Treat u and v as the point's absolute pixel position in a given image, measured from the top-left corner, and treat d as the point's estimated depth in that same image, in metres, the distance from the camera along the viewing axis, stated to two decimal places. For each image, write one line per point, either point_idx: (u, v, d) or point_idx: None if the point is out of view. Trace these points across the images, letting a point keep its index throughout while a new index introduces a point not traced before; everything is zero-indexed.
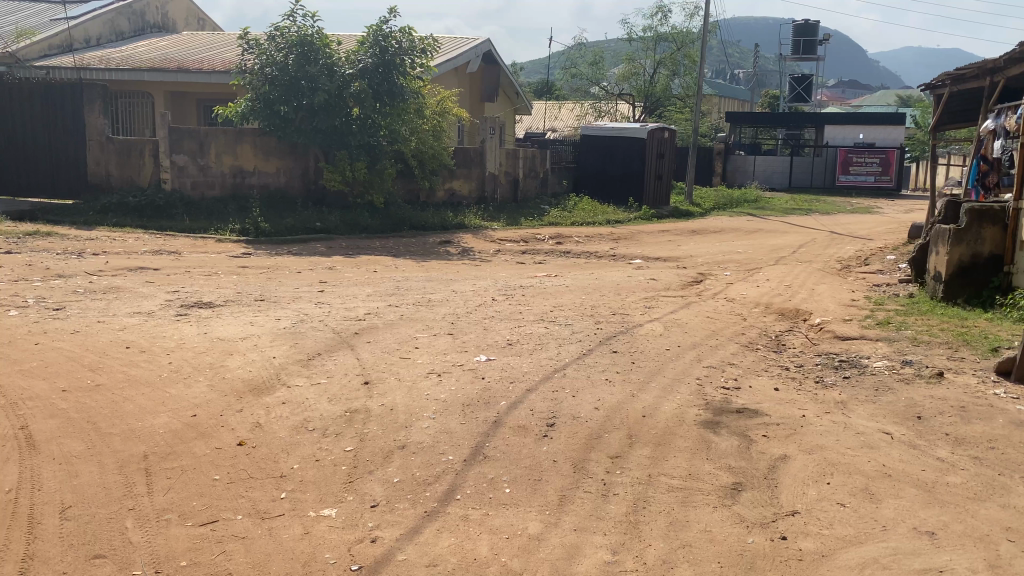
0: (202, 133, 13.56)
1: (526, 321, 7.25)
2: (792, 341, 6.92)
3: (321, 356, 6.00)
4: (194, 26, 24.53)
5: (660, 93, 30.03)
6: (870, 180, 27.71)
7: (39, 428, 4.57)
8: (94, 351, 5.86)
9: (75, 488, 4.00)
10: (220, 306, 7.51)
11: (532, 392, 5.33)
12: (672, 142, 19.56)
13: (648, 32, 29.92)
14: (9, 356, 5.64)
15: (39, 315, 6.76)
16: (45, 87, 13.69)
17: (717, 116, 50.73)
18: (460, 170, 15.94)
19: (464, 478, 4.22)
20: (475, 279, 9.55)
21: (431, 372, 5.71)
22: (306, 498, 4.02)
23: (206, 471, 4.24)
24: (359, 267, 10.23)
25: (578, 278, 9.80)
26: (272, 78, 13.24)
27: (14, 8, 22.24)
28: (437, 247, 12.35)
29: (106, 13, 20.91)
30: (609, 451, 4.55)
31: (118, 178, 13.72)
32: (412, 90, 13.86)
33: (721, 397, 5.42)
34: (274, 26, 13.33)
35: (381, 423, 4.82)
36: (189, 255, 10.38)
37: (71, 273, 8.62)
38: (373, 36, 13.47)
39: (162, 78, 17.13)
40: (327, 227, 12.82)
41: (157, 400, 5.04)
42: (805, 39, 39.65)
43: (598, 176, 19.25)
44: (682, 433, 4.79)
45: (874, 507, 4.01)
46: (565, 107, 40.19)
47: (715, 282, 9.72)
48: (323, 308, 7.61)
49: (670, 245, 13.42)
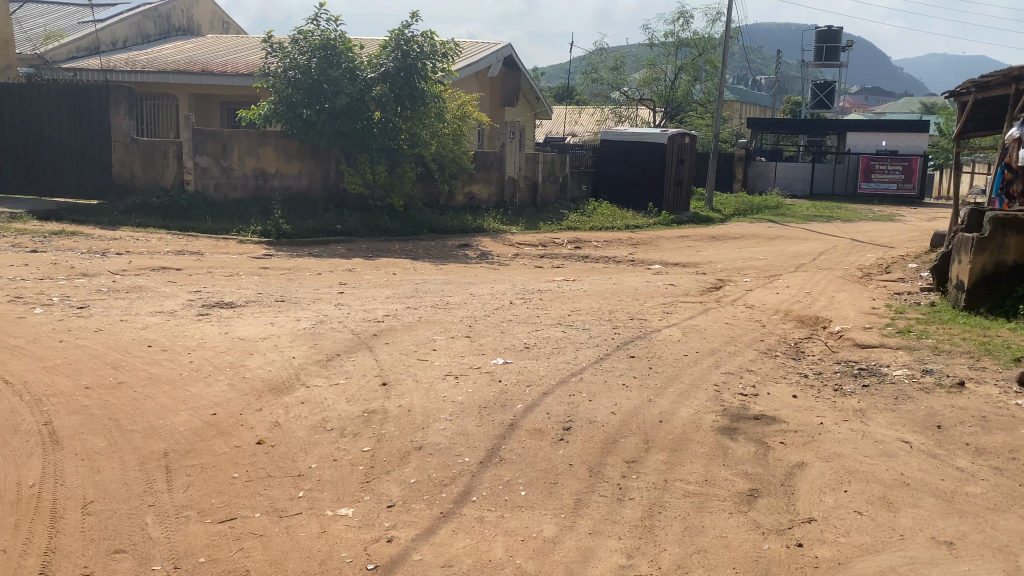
0: (225, 135, 13.70)
1: (543, 324, 7.27)
2: (811, 348, 6.89)
3: (341, 357, 6.05)
4: (219, 29, 24.80)
5: (681, 99, 29.99)
6: (893, 188, 27.40)
7: (63, 424, 4.64)
8: (117, 349, 5.94)
9: (97, 484, 4.05)
10: (241, 306, 7.58)
11: (548, 395, 5.34)
12: (693, 148, 19.50)
13: (670, 38, 29.88)
14: (34, 352, 5.73)
15: (64, 313, 6.86)
16: (72, 89, 13.90)
17: (738, 122, 50.55)
18: (480, 174, 15.97)
19: (480, 480, 4.24)
20: (494, 282, 9.58)
21: (448, 374, 5.73)
22: (323, 497, 4.06)
23: (226, 469, 4.28)
24: (379, 270, 10.29)
25: (596, 282, 9.81)
26: (294, 81, 13.34)
27: (43, 11, 22.60)
28: (456, 250, 12.38)
29: (132, 16, 21.20)
30: (625, 456, 4.55)
31: (143, 178, 13.89)
32: (433, 94, 13.91)
33: (739, 403, 5.40)
34: (298, 30, 13.48)
35: (399, 424, 4.85)
36: (211, 256, 10.49)
37: (94, 272, 8.74)
38: (395, 40, 13.52)
39: (186, 80, 17.34)
40: (347, 229, 12.91)
41: (178, 398, 5.10)
42: (828, 46, 39.41)
43: (618, 181, 19.27)
44: (699, 439, 4.78)
45: (892, 515, 3.98)
46: (586, 112, 40.45)
47: (734, 288, 9.69)
48: (342, 309, 7.67)
49: (690, 251, 13.38)
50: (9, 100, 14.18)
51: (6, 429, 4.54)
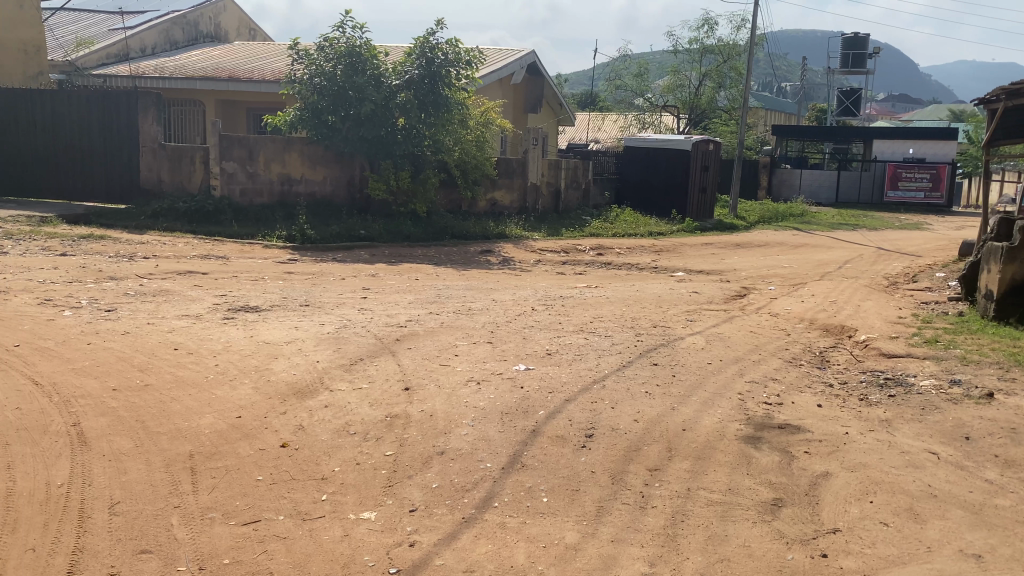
0: (252, 141, 13.82)
1: (566, 331, 7.26)
2: (836, 357, 6.83)
3: (364, 361, 6.09)
4: (246, 36, 25.09)
5: (705, 106, 29.89)
6: (920, 196, 27.09)
7: (90, 426, 4.70)
8: (144, 352, 6.01)
9: (124, 485, 4.10)
10: (266, 311, 7.65)
11: (571, 402, 5.33)
12: (717, 155, 19.39)
13: (695, 44, 29.81)
14: (63, 354, 5.83)
15: (92, 316, 6.96)
16: (102, 95, 14.10)
17: (763, 128, 50.29)
18: (502, 180, 16.01)
19: (502, 486, 4.24)
20: (516, 289, 9.58)
21: (471, 380, 5.74)
22: (346, 500, 4.08)
23: (250, 471, 4.32)
24: (402, 275, 10.34)
25: (619, 289, 9.79)
26: (321, 88, 13.47)
27: (74, 18, 22.98)
28: (478, 257, 12.40)
29: (161, 23, 21.49)
30: (648, 464, 4.53)
31: (169, 183, 14.04)
32: (457, 100, 13.96)
33: (763, 412, 5.37)
34: (324, 37, 13.59)
35: (421, 429, 4.87)
36: (236, 261, 10.59)
37: (122, 276, 8.86)
38: (420, 47, 13.62)
39: (213, 86, 17.54)
40: (371, 235, 12.98)
41: (204, 401, 5.15)
42: (855, 52, 39.06)
43: (641, 188, 19.24)
44: (722, 448, 4.75)
45: (918, 527, 3.94)
46: (609, 119, 40.58)
47: (759, 296, 9.63)
48: (365, 314, 7.71)
49: (714, 258, 13.31)
50: (40, 106, 14.41)
51: (36, 429, 4.61)
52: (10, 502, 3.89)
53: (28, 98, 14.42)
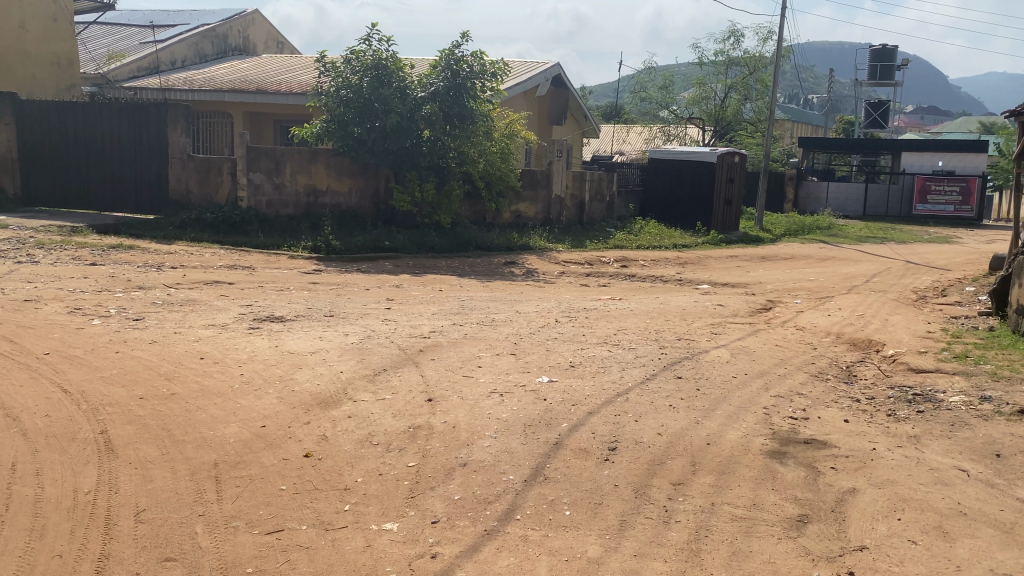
0: (278, 153, 13.96)
1: (589, 343, 7.25)
2: (863, 372, 6.74)
3: (387, 372, 6.10)
4: (274, 49, 25.49)
5: (731, 118, 29.82)
6: (950, 210, 26.74)
7: (117, 433, 4.75)
8: (171, 361, 6.07)
9: (150, 492, 4.14)
10: (291, 321, 7.70)
11: (594, 415, 5.31)
12: (743, 167, 19.20)
13: (720, 56, 29.86)
14: (91, 362, 5.90)
15: (121, 325, 7.05)
16: (132, 106, 14.31)
17: (789, 140, 49.99)
18: (526, 192, 16.04)
19: (524, 499, 4.22)
20: (540, 300, 9.60)
21: (493, 392, 5.72)
22: (369, 511, 4.08)
23: (274, 480, 4.35)
24: (426, 286, 10.41)
25: (643, 301, 9.77)
26: (346, 100, 13.58)
27: (107, 32, 23.45)
28: (502, 268, 12.41)
29: (191, 37, 21.81)
30: (672, 477, 4.50)
31: (198, 194, 14.22)
32: (481, 113, 14.00)
33: (788, 427, 5.30)
34: (351, 50, 13.71)
35: (443, 440, 4.87)
36: (263, 271, 10.68)
37: (151, 285, 8.98)
38: (446, 60, 13.69)
39: (241, 98, 17.77)
40: (395, 245, 13.04)
41: (229, 410, 5.19)
42: (882, 64, 38.58)
43: (666, 200, 19.24)
44: (747, 462, 4.71)
45: (948, 546, 3.87)
46: (634, 131, 40.78)
47: (785, 309, 9.57)
48: (390, 325, 7.75)
49: (739, 271, 13.25)
50: (73, 118, 14.62)
51: (64, 436, 4.67)
52: (38, 508, 3.93)
53: (59, 110, 14.66)
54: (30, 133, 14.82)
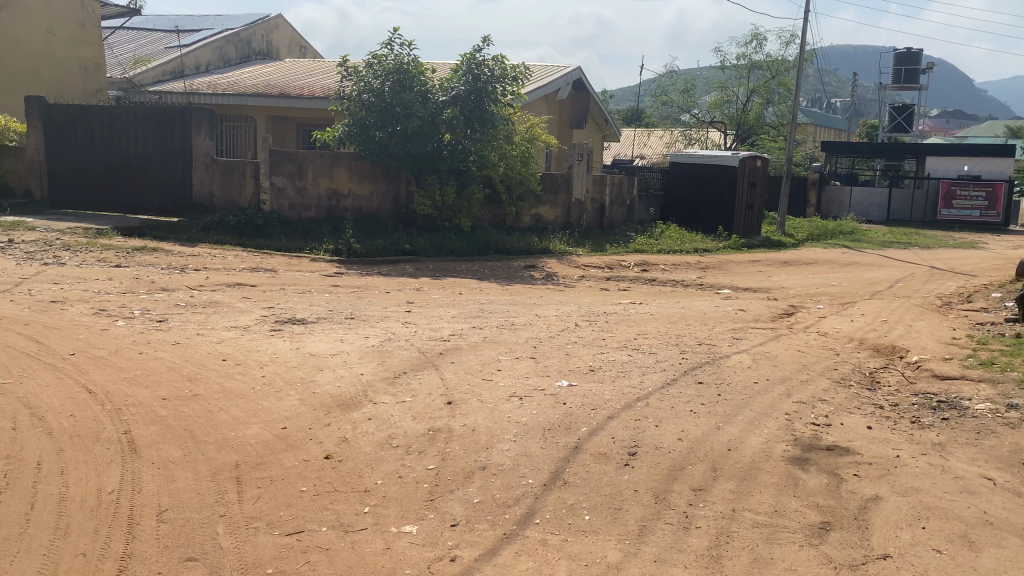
0: (301, 157, 14.09)
1: (609, 347, 7.23)
2: (887, 378, 6.67)
3: (407, 375, 6.12)
4: (296, 53, 25.69)
5: (753, 122, 29.71)
6: (975, 216, 26.33)
7: (140, 434, 4.80)
8: (193, 362, 6.12)
9: (172, 493, 4.17)
10: (312, 323, 7.74)
11: (613, 419, 5.29)
12: (765, 170, 19.02)
13: (743, 60, 29.73)
14: (115, 363, 5.97)
15: (144, 326, 7.12)
16: (157, 110, 14.47)
17: (812, 144, 49.58)
18: (547, 196, 16.01)
19: (543, 502, 4.22)
20: (560, 304, 9.60)
21: (513, 395, 5.73)
22: (388, 514, 4.09)
23: (295, 482, 4.36)
24: (446, 289, 10.42)
25: (664, 305, 9.75)
26: (368, 104, 13.65)
27: (133, 37, 23.70)
28: (522, 272, 12.41)
29: (216, 41, 21.95)
30: (692, 483, 4.47)
31: (221, 198, 14.34)
32: (502, 117, 14.00)
33: (810, 433, 5.26)
34: (373, 55, 13.78)
35: (463, 443, 4.87)
36: (285, 273, 10.76)
37: (174, 288, 9.05)
38: (467, 64, 13.71)
39: (265, 102, 17.91)
40: (416, 248, 13.07)
41: (250, 412, 5.23)
42: (907, 68, 38.17)
43: (687, 204, 19.18)
44: (768, 468, 4.67)
45: (973, 555, 3.81)
46: (655, 134, 40.74)
47: (808, 314, 9.50)
48: (410, 328, 7.76)
49: (761, 276, 13.15)
50: (98, 121, 14.80)
51: (89, 436, 4.72)
52: (63, 507, 3.98)
53: (86, 114, 14.84)
54: (57, 136, 15.03)
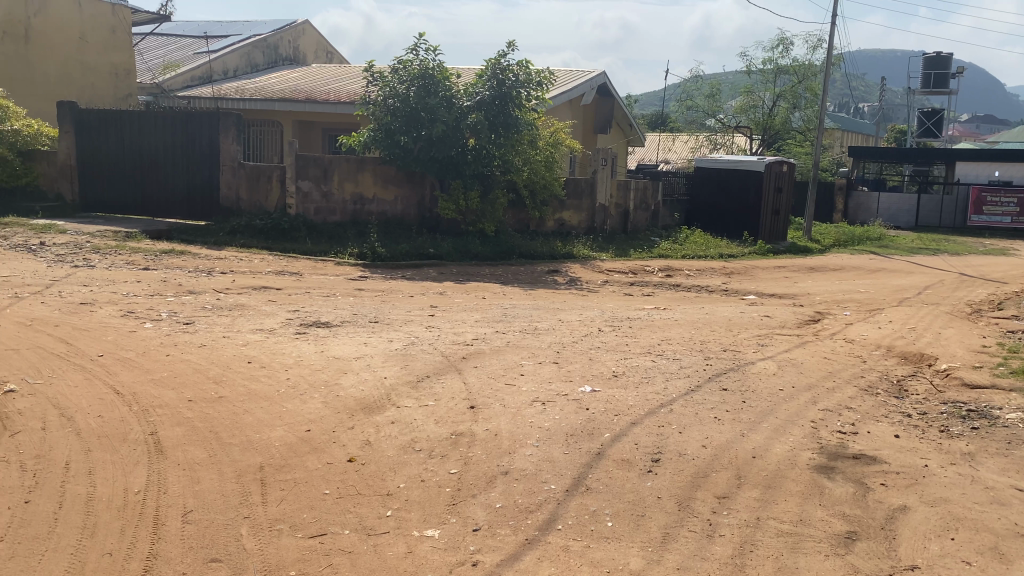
0: (326, 161, 14.18)
1: (632, 353, 7.20)
2: (915, 386, 6.58)
3: (430, 378, 6.14)
4: (323, 59, 25.90)
5: (779, 127, 29.51)
6: (1006, 222, 25.84)
7: (166, 435, 4.85)
8: (219, 364, 6.18)
9: (197, 494, 4.21)
10: (337, 327, 7.78)
11: (637, 425, 5.26)
12: (791, 176, 18.87)
13: (769, 64, 29.55)
14: (143, 365, 6.04)
15: (171, 328, 7.19)
16: (185, 115, 14.65)
17: (839, 148, 49.14)
18: (570, 201, 15.98)
19: (566, 508, 4.20)
20: (583, 309, 9.58)
21: (536, 400, 5.72)
22: (410, 517, 4.10)
23: (318, 485, 4.39)
24: (469, 293, 10.44)
25: (689, 311, 9.70)
26: (393, 109, 13.73)
27: (162, 43, 24.04)
28: (545, 276, 12.40)
29: (243, 47, 22.19)
30: (716, 491, 4.43)
31: (247, 202, 14.47)
32: (527, 121, 14.01)
33: (837, 441, 5.19)
34: (398, 60, 13.86)
35: (486, 448, 4.87)
36: (310, 277, 10.84)
37: (201, 290, 9.15)
38: (492, 69, 13.74)
39: (291, 107, 18.08)
40: (440, 253, 13.11)
41: (275, 414, 5.26)
42: (936, 72, 37.70)
43: (711, 209, 19.08)
44: (793, 476, 4.62)
45: (1003, 568, 3.74)
46: (680, 139, 40.57)
47: (834, 321, 9.40)
48: (433, 332, 7.78)
49: (786, 282, 13.05)
50: (128, 126, 15.01)
51: (116, 437, 4.78)
52: (90, 507, 4.03)
53: (116, 119, 15.06)
54: (88, 141, 15.27)
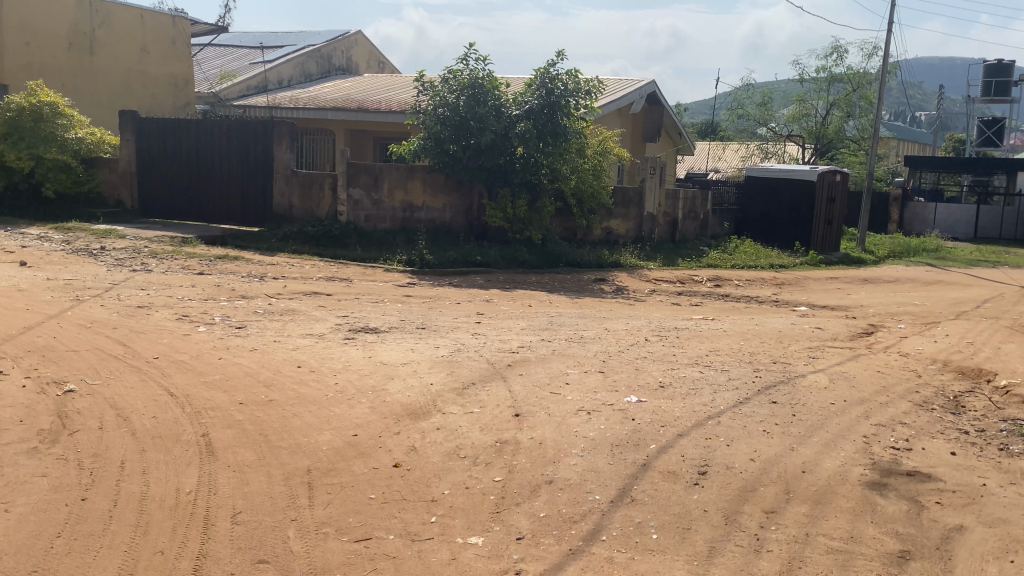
0: (376, 169, 14.35)
1: (680, 363, 7.13)
2: (973, 402, 6.39)
3: (476, 386, 6.15)
4: (374, 68, 26.25)
5: (832, 136, 29.00)
6: None
7: (217, 437, 4.94)
8: (269, 368, 6.29)
9: (246, 495, 4.28)
10: (384, 332, 7.86)
11: (684, 437, 5.21)
12: (844, 186, 18.53)
13: (822, 73, 29.08)
14: (196, 367, 6.17)
15: (224, 332, 7.34)
16: (241, 123, 14.91)
17: (895, 158, 48.11)
18: (618, 210, 15.91)
19: (610, 519, 4.17)
20: (630, 318, 9.53)
21: (581, 410, 5.70)
22: (454, 524, 4.11)
23: (364, 489, 4.43)
24: (515, 301, 10.45)
25: (738, 322, 9.57)
26: (443, 118, 13.85)
27: (220, 53, 24.62)
28: (592, 285, 12.37)
29: (297, 57, 22.60)
30: (764, 505, 4.36)
31: (300, 209, 14.66)
32: (575, 130, 14.02)
33: (890, 457, 5.07)
34: (448, 70, 13.98)
35: (530, 456, 4.87)
36: (359, 283, 10.97)
37: (253, 295, 9.32)
38: (541, 78, 13.80)
39: (343, 116, 18.35)
40: (487, 260, 13.17)
41: (323, 418, 5.33)
42: (997, 80, 36.69)
43: (762, 219, 18.82)
44: (844, 492, 4.52)
45: None
46: (731, 147, 40.12)
47: (888, 334, 9.19)
48: (479, 339, 7.81)
49: (839, 293, 12.80)
50: (187, 134, 15.39)
51: (169, 438, 4.89)
52: (143, 505, 4.13)
53: (175, 127, 15.46)
54: (149, 149, 15.72)
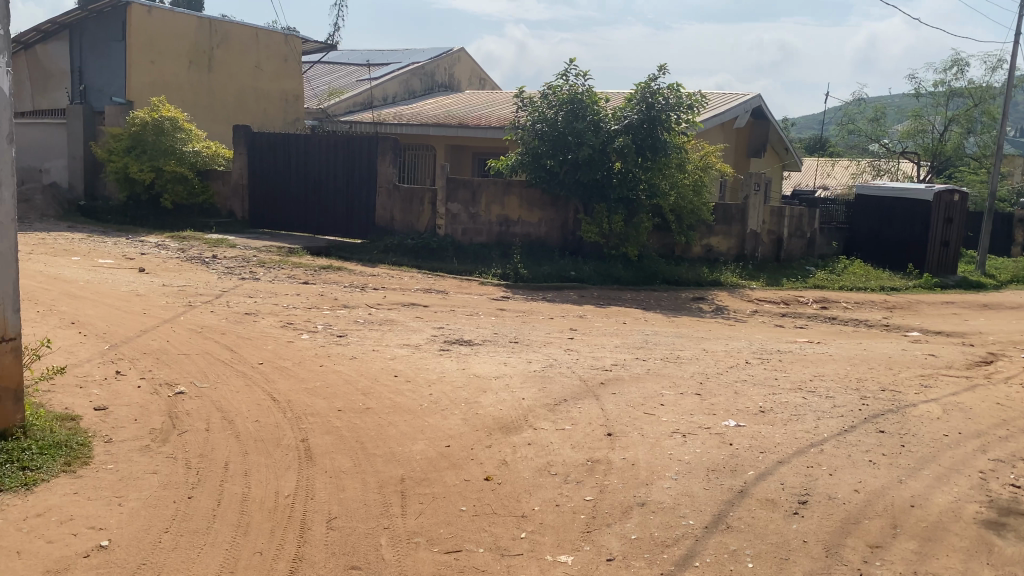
0: (476, 184, 14.55)
1: (781, 387, 6.89)
2: None
3: (569, 402, 6.11)
4: (477, 85, 26.66)
5: (951, 152, 27.62)
6: None
7: (316, 442, 5.08)
8: (367, 376, 6.43)
9: (341, 501, 4.38)
10: (479, 345, 7.92)
11: (784, 464, 5.03)
12: (963, 205, 17.56)
13: (941, 87, 27.74)
14: (298, 374, 6.37)
15: (325, 340, 7.55)
16: (347, 139, 15.39)
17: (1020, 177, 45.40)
18: (719, 226, 15.54)
19: (704, 545, 4.06)
20: (729, 339, 9.28)
21: (675, 431, 5.58)
22: (544, 541, 4.08)
23: (455, 501, 4.46)
24: (611, 318, 10.36)
25: (844, 346, 9.19)
26: (541, 133, 13.94)
27: (330, 71, 25.52)
28: (690, 303, 12.14)
29: (403, 74, 23.20)
30: (868, 539, 4.16)
31: (401, 223, 15.03)
32: (675, 145, 13.80)
33: (1009, 495, 4.75)
34: (548, 86, 14.07)
35: (623, 476, 4.80)
36: (456, 295, 11.11)
37: (354, 305, 9.57)
38: (641, 92, 13.68)
39: (445, 132, 18.70)
40: (581, 276, 13.14)
41: (417, 428, 5.41)
42: None
43: (873, 239, 18.03)
44: (957, 530, 4.26)
45: None
46: (840, 164, 38.76)
47: (1009, 364, 8.64)
48: (573, 355, 7.76)
49: (955, 319, 12.14)
50: (296, 149, 15.98)
51: (270, 441, 5.06)
52: (245, 506, 4.28)
53: (286, 142, 16.08)
54: (261, 163, 16.41)
